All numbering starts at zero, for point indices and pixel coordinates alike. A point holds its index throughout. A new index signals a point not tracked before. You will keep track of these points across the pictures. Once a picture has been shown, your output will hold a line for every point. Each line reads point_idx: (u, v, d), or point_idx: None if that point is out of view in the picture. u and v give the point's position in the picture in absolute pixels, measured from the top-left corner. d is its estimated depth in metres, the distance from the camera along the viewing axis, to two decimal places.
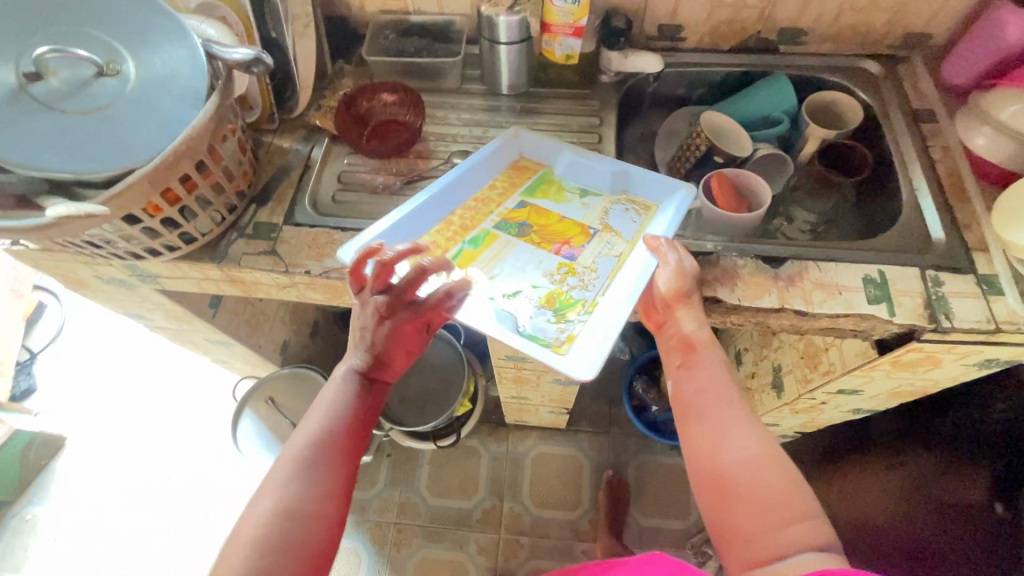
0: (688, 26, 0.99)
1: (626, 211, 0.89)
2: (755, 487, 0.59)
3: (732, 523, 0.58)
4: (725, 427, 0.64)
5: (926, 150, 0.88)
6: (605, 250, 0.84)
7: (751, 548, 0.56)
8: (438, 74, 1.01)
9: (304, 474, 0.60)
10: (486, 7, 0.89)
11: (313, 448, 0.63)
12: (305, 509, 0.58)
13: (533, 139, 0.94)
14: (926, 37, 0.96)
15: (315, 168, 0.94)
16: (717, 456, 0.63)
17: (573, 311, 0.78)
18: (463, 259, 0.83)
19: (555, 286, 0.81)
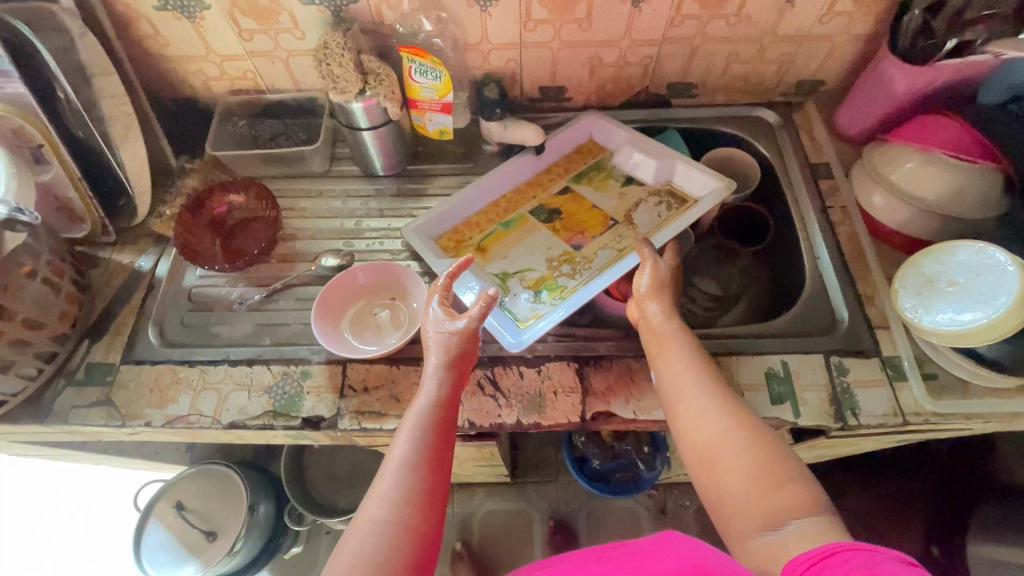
0: (571, 86, 0.90)
1: (660, 202, 0.84)
2: (738, 457, 0.55)
3: (726, 494, 0.55)
4: (703, 397, 0.61)
5: (826, 212, 0.83)
6: (613, 244, 0.82)
7: (752, 515, 0.52)
8: (300, 159, 0.90)
9: (402, 489, 0.56)
10: (334, 94, 0.77)
11: (404, 472, 0.57)
12: (404, 525, 0.54)
13: (605, 122, 0.91)
14: (820, 83, 0.90)
15: (161, 286, 0.82)
16: (699, 431, 0.59)
17: (553, 295, 0.78)
18: (491, 239, 0.85)
19: (548, 271, 0.80)
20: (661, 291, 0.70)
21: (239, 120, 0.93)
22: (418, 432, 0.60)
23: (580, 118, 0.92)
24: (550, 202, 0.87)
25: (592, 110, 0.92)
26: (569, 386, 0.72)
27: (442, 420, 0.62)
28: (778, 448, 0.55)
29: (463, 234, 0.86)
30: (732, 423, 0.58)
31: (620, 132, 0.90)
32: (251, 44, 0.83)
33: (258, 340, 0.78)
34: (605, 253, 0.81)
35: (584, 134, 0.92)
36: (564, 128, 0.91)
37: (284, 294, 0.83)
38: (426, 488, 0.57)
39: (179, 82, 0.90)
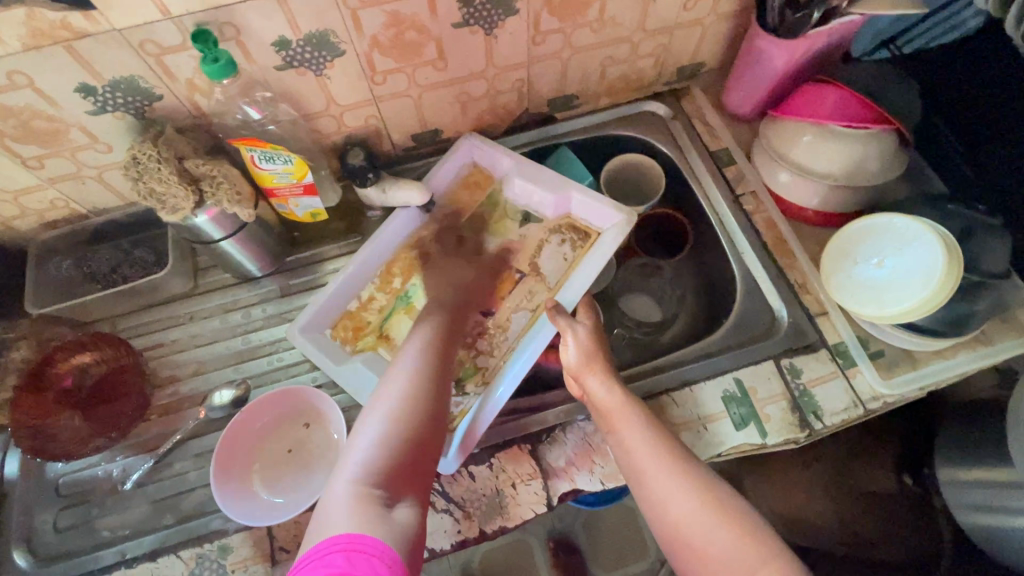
0: (445, 127, 0.81)
1: (562, 243, 0.78)
2: (708, 540, 0.52)
3: None
4: (664, 476, 0.55)
5: (738, 201, 0.79)
6: (526, 303, 0.76)
7: None
8: (155, 286, 0.75)
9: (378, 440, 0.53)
10: (163, 214, 0.63)
11: (380, 422, 0.54)
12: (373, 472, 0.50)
13: (487, 145, 0.80)
14: (699, 66, 0.86)
15: (17, 490, 0.67)
16: (666, 513, 0.55)
17: (474, 383, 0.71)
18: (389, 321, 0.76)
19: (466, 351, 0.73)
20: (597, 363, 0.63)
21: (64, 257, 0.76)
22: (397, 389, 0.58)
23: (460, 145, 0.80)
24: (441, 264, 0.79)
25: (471, 133, 0.82)
26: (527, 474, 0.64)
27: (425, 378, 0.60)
28: (749, 528, 0.52)
29: (359, 320, 0.75)
30: (700, 504, 0.54)
31: (507, 160, 0.79)
32: (44, 171, 0.67)
33: (158, 522, 0.66)
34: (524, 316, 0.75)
35: (466, 162, 0.81)
36: (446, 159, 0.80)
37: (178, 452, 0.70)
38: (398, 441, 0.53)
39: None
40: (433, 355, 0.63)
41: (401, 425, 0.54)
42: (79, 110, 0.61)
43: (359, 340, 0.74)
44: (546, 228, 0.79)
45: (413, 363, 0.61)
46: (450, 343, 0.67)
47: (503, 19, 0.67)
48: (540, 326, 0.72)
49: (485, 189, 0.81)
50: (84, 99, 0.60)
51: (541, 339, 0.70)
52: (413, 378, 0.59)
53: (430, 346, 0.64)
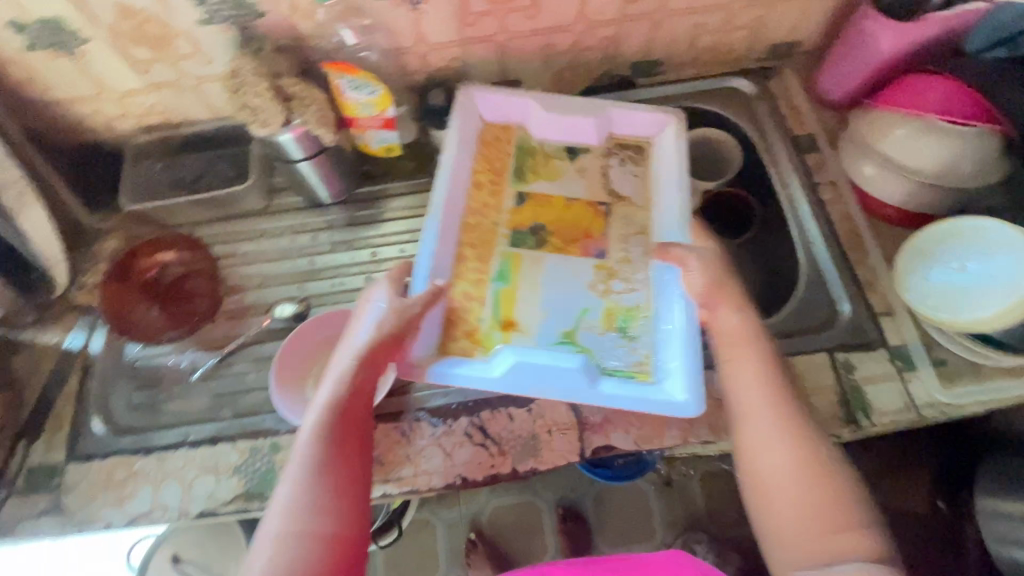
0: (525, 78, 0.81)
1: (623, 167, 0.76)
2: (793, 489, 0.53)
3: (776, 524, 0.53)
4: (774, 423, 0.55)
5: (815, 190, 0.77)
6: (628, 230, 0.73)
7: (801, 550, 0.51)
8: (234, 199, 0.80)
9: (289, 539, 0.51)
10: (253, 127, 0.67)
11: (288, 510, 0.52)
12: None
13: (485, 95, 0.75)
14: (795, 44, 0.82)
15: (98, 366, 0.73)
16: (759, 458, 0.55)
17: (635, 328, 0.67)
18: (504, 305, 0.68)
19: (606, 301, 0.69)
20: (724, 287, 0.62)
21: (154, 162, 0.81)
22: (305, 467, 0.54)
23: (457, 108, 0.74)
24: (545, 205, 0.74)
25: (465, 87, 0.76)
26: (564, 423, 0.66)
27: (335, 446, 0.56)
28: (840, 488, 0.52)
29: (464, 319, 0.67)
30: (798, 459, 0.54)
31: (527, 101, 0.76)
32: (148, 75, 0.71)
33: (219, 413, 0.71)
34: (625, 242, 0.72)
35: (476, 120, 0.76)
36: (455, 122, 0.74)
37: (241, 355, 0.75)
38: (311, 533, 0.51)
39: (75, 127, 0.77)
40: (336, 413, 0.57)
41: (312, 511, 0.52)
42: (189, 18, 0.64)
43: (493, 336, 0.66)
44: (609, 163, 0.77)
45: (322, 425, 0.56)
46: (372, 370, 0.59)
47: None
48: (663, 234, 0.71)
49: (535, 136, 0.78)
50: (196, 7, 0.63)
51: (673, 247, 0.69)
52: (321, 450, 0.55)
53: (336, 395, 0.58)
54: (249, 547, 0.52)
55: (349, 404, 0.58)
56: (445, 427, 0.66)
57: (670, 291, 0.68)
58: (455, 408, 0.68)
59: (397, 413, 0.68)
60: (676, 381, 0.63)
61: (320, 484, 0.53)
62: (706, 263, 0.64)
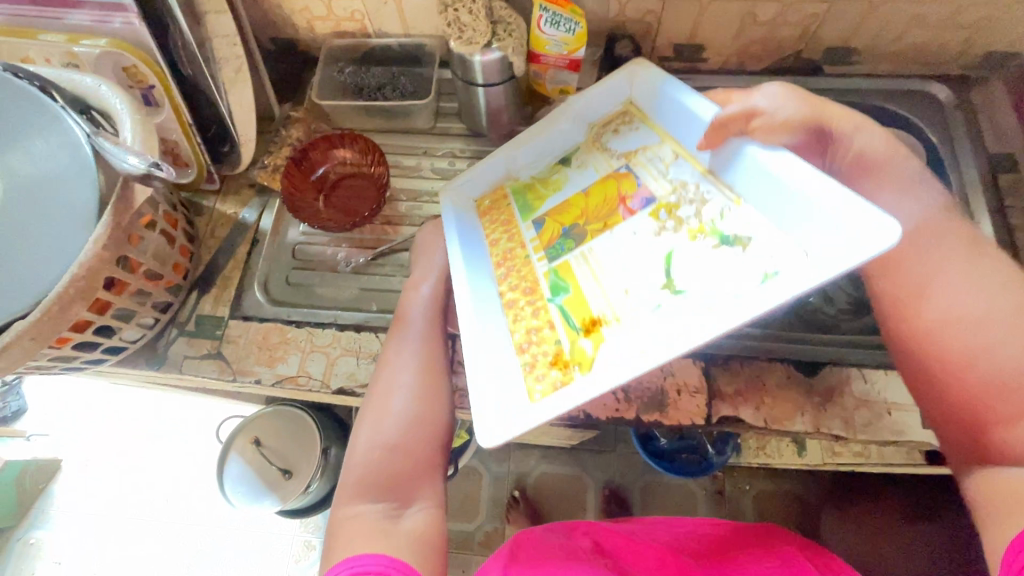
0: (711, 45, 0.80)
1: (626, 137, 0.59)
2: (971, 339, 0.51)
3: (944, 376, 0.52)
4: (954, 272, 0.53)
5: (1003, 212, 0.72)
6: (661, 168, 0.55)
7: (973, 391, 0.51)
8: (407, 113, 0.84)
9: (380, 426, 0.62)
10: (455, 44, 0.70)
11: (378, 408, 0.63)
12: (386, 451, 0.60)
13: (466, 176, 0.68)
14: (1013, 55, 0.76)
15: (265, 241, 0.80)
16: (929, 307, 0.54)
17: (735, 236, 0.47)
18: (579, 312, 0.52)
19: (687, 229, 0.50)
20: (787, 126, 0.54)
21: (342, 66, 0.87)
22: (389, 373, 0.65)
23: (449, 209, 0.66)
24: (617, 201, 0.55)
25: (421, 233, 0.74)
26: (693, 386, 0.66)
27: (409, 356, 0.65)
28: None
29: (546, 354, 0.52)
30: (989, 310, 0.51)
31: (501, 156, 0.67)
32: None
33: (364, 306, 0.76)
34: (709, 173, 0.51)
35: (468, 205, 0.67)
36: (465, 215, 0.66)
37: (390, 258, 0.79)
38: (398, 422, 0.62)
39: (282, 21, 0.83)
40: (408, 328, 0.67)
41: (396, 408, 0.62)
42: None
43: (580, 348, 0.50)
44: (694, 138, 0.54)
45: (400, 340, 0.66)
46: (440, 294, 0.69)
47: None
48: (672, 123, 0.56)
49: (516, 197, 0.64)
50: None
51: (696, 128, 0.54)
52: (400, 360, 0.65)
53: (410, 316, 0.68)
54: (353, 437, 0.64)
55: (422, 318, 0.67)
56: None
57: (735, 168, 0.50)
58: None
59: None
60: (785, 263, 0.43)
61: (405, 382, 0.63)
62: (787, 106, 0.54)
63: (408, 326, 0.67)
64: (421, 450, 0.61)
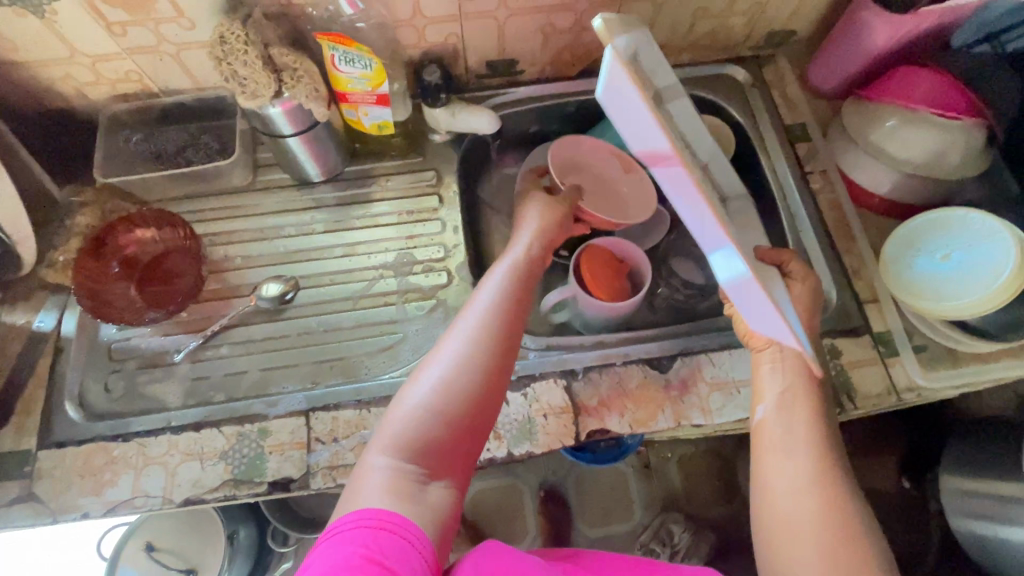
0: (523, 58, 0.79)
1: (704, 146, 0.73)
2: (794, 470, 0.54)
3: (774, 508, 0.53)
4: (803, 412, 0.57)
5: (806, 179, 0.78)
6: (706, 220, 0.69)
7: (797, 536, 0.51)
8: (216, 174, 0.76)
9: (464, 374, 0.53)
10: (241, 99, 0.63)
11: (453, 361, 0.54)
12: (448, 411, 0.51)
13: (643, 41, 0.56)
14: (790, 33, 0.83)
15: (71, 348, 0.70)
16: (776, 438, 0.57)
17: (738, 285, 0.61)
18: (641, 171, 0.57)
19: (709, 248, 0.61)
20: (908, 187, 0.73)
21: (131, 133, 0.77)
22: (464, 336, 0.55)
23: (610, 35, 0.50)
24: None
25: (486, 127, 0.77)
26: (560, 407, 0.66)
27: (507, 312, 0.57)
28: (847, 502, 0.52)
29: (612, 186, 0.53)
30: (810, 458, 0.55)
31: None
32: (125, 39, 0.67)
33: (202, 397, 0.69)
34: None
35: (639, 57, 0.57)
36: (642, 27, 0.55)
37: (228, 336, 0.72)
38: (478, 381, 0.53)
39: (42, 93, 0.72)
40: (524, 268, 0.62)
41: (479, 361, 0.54)
42: None
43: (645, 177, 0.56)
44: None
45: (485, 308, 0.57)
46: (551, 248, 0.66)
47: None
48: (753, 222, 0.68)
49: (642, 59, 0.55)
50: None
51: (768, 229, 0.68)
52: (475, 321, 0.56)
53: (508, 276, 0.61)
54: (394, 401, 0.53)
55: (528, 265, 0.63)
56: None
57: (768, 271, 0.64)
58: None
59: (389, 397, 0.66)
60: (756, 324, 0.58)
61: (461, 348, 0.54)
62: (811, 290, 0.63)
63: (513, 277, 0.61)
64: (490, 408, 0.53)
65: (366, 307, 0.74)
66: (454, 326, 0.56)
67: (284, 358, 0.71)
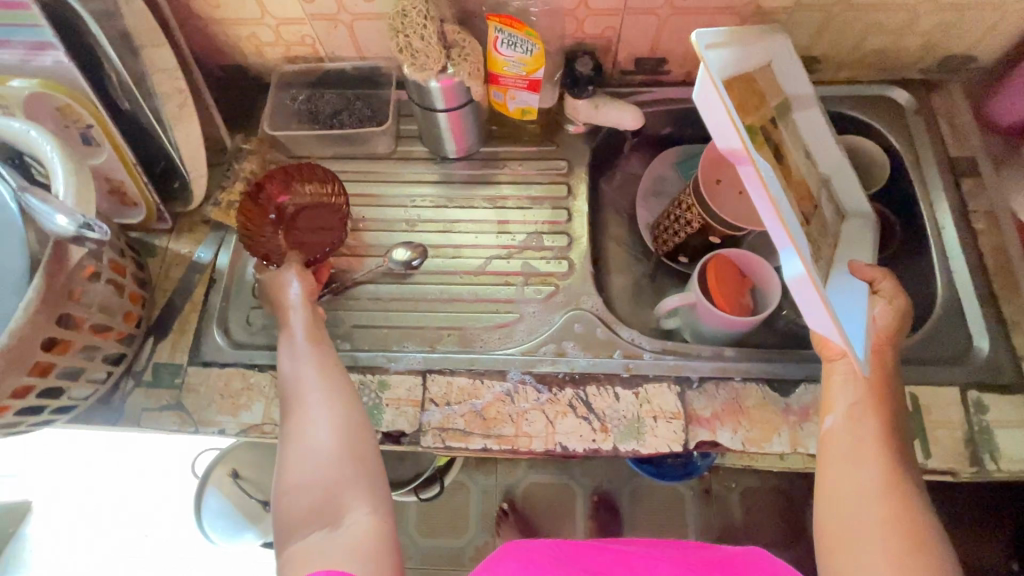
0: (673, 58, 0.78)
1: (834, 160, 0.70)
2: (859, 473, 0.51)
3: (838, 517, 0.50)
4: (870, 418, 0.54)
5: (966, 217, 0.72)
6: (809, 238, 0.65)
7: (862, 546, 0.47)
8: (365, 140, 0.81)
9: (338, 419, 0.55)
10: (408, 70, 0.67)
11: (321, 424, 0.55)
12: (339, 464, 0.52)
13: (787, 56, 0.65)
14: (968, 59, 0.77)
15: (223, 279, 0.77)
16: (841, 447, 0.53)
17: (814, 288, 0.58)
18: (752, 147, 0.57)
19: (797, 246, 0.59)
20: None
21: (296, 93, 0.83)
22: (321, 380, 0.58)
23: (700, 43, 0.53)
24: (769, 129, 0.63)
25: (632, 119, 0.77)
26: (670, 412, 0.65)
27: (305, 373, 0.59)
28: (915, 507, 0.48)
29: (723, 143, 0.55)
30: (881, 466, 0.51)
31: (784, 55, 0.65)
32: (312, 6, 0.72)
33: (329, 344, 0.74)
34: (839, 220, 0.70)
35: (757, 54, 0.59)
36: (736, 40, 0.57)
37: (357, 291, 0.77)
38: (354, 441, 0.54)
39: (230, 48, 0.80)
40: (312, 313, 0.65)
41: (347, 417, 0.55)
42: None
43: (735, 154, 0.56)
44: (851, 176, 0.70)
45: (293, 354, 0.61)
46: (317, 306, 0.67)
47: None
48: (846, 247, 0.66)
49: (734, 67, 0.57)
50: None
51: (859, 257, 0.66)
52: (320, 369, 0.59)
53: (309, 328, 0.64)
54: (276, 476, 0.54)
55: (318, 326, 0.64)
56: (550, 394, 0.67)
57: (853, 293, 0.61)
58: (560, 378, 0.68)
59: (502, 372, 0.68)
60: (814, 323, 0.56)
61: (330, 394, 0.57)
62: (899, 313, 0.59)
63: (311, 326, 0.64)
64: (361, 452, 0.54)
65: (486, 283, 0.76)
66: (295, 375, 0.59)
67: (406, 320, 0.74)
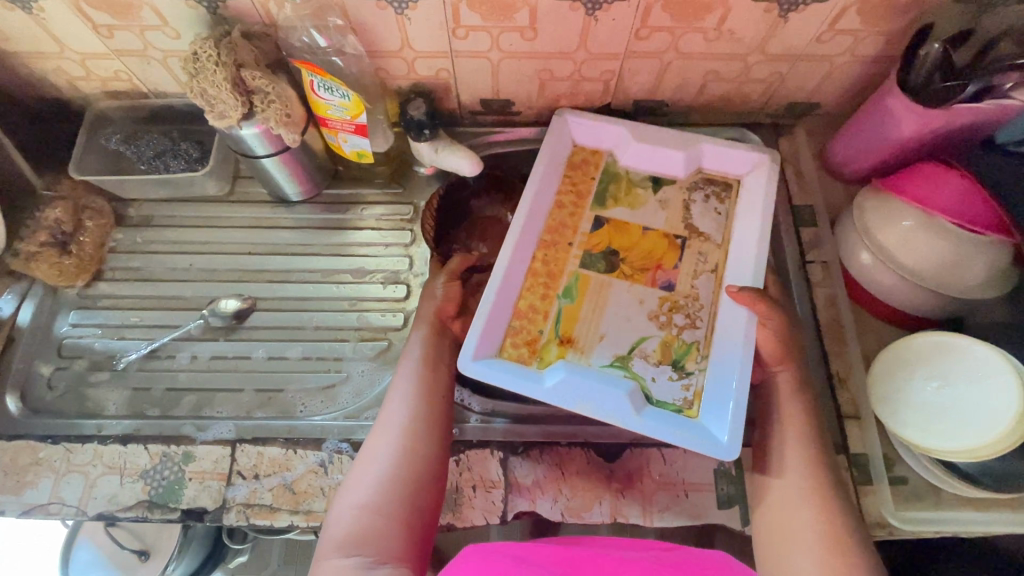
0: (519, 100, 0.75)
1: (708, 197, 0.70)
2: (788, 481, 0.54)
3: (771, 530, 0.53)
4: (799, 423, 0.57)
5: (805, 268, 0.71)
6: (701, 267, 0.67)
7: (790, 549, 0.52)
8: (192, 183, 0.75)
9: (401, 460, 0.55)
10: (212, 117, 0.62)
11: (386, 466, 0.55)
12: (387, 504, 0.53)
13: (583, 121, 0.72)
14: (813, 105, 0.76)
15: (23, 337, 0.70)
16: (775, 456, 0.56)
17: (689, 361, 0.62)
18: (565, 322, 0.64)
19: (664, 332, 0.64)
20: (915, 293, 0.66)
21: (117, 130, 0.76)
22: (405, 415, 0.57)
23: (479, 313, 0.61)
24: (594, 245, 0.68)
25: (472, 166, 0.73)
26: (491, 481, 0.62)
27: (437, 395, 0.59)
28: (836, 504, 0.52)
29: (528, 334, 0.63)
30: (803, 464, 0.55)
31: (579, 121, 0.72)
32: (113, 41, 0.66)
33: (139, 409, 0.68)
34: (727, 224, 0.69)
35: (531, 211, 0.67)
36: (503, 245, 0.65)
37: (174, 349, 0.71)
38: (412, 484, 0.54)
39: (37, 82, 0.72)
40: (435, 351, 0.61)
41: (402, 466, 0.54)
42: None
43: (551, 346, 0.62)
44: (700, 147, 0.70)
45: (412, 382, 0.59)
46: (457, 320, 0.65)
47: (610, 2, 0.60)
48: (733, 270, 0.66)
49: (507, 271, 0.64)
50: None
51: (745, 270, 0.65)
52: (415, 404, 0.58)
53: (438, 347, 0.62)
54: (331, 512, 0.54)
55: (439, 353, 0.62)
56: None
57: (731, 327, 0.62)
58: None
59: (318, 440, 0.64)
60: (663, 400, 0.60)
61: (400, 432, 0.56)
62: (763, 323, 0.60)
63: (431, 349, 0.61)
64: (411, 497, 0.54)
65: (317, 339, 0.72)
66: (389, 407, 0.58)
67: (225, 381, 0.69)
